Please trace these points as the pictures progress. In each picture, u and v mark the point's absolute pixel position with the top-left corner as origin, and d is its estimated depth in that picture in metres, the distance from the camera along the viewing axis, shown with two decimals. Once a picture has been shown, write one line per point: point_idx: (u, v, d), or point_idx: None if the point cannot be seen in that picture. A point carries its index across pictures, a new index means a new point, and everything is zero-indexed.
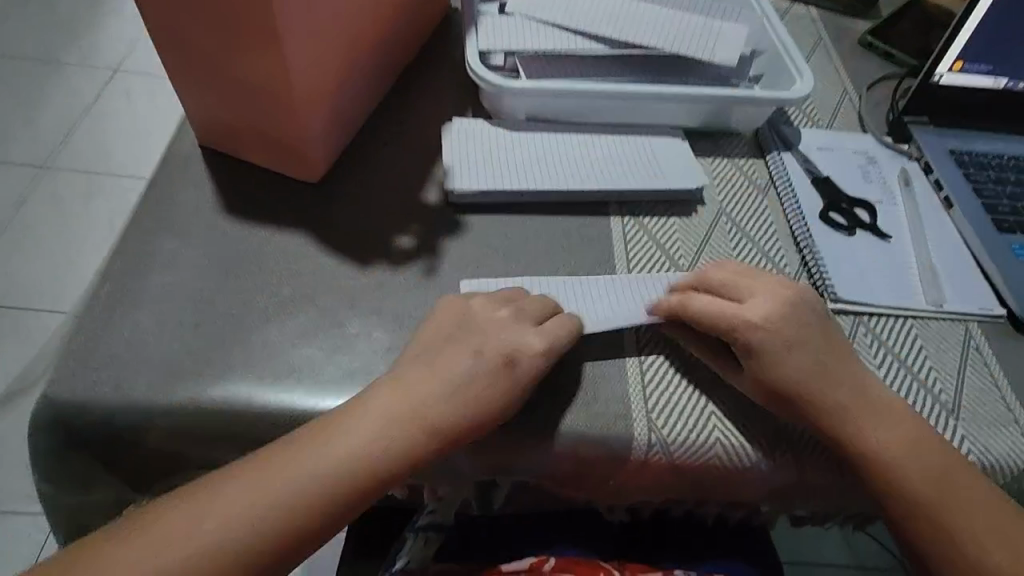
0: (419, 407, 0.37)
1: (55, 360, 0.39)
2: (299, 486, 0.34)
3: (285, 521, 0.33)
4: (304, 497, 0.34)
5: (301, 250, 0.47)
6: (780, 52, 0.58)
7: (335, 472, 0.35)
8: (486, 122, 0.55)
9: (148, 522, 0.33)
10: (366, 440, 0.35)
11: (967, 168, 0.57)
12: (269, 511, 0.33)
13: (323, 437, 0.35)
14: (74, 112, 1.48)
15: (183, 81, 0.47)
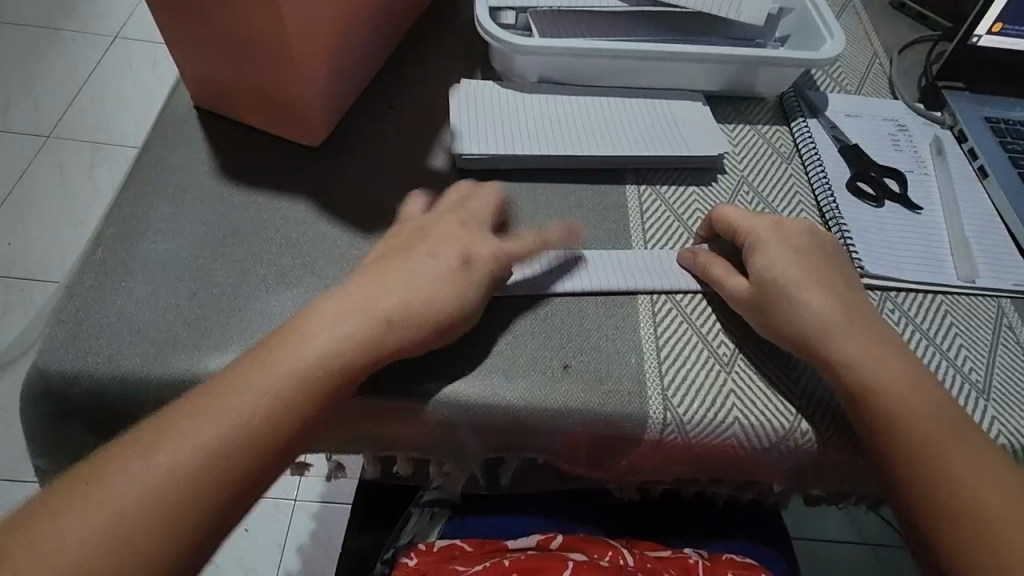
0: (391, 324, 0.36)
1: (47, 328, 0.38)
2: (262, 402, 0.33)
3: (249, 448, 0.32)
4: (266, 414, 0.33)
5: (302, 217, 0.44)
6: (810, 10, 0.55)
7: (292, 393, 0.33)
8: (495, 85, 0.53)
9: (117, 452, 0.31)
10: (334, 357, 0.34)
11: (1004, 137, 0.54)
12: (240, 434, 0.32)
13: (278, 358, 0.34)
14: (73, 80, 1.45)
15: (176, 35, 0.44)
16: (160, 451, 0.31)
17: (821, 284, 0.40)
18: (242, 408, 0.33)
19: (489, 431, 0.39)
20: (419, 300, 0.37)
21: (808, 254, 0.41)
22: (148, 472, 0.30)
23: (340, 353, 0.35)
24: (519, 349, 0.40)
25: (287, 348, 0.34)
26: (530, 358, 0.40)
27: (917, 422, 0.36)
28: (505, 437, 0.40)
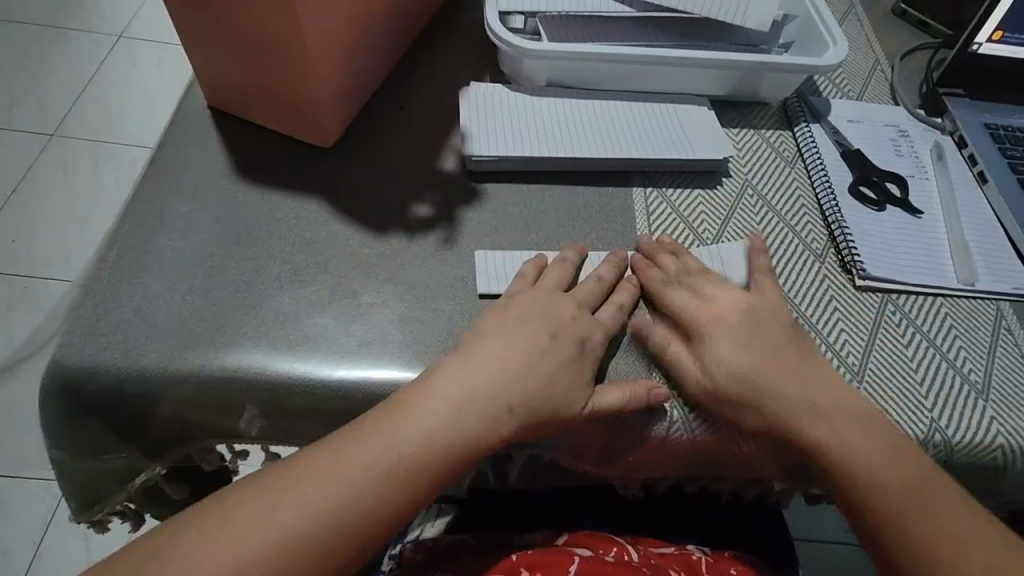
0: (489, 403, 0.36)
1: (66, 323, 0.39)
2: (361, 476, 0.33)
3: (356, 515, 0.33)
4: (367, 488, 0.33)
5: (315, 217, 0.45)
6: (813, 17, 0.56)
7: (432, 460, 0.35)
8: (504, 88, 0.53)
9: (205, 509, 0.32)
10: (434, 424, 0.35)
11: (1003, 143, 0.55)
12: (330, 501, 0.32)
13: (377, 430, 0.34)
14: (78, 79, 1.46)
15: (193, 37, 0.45)
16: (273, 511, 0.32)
17: (766, 367, 0.39)
18: (397, 464, 0.34)
19: None
20: (525, 371, 0.37)
21: (749, 331, 0.40)
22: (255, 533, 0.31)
23: (481, 422, 0.36)
24: None
25: (427, 413, 0.35)
26: None
27: (883, 493, 0.36)
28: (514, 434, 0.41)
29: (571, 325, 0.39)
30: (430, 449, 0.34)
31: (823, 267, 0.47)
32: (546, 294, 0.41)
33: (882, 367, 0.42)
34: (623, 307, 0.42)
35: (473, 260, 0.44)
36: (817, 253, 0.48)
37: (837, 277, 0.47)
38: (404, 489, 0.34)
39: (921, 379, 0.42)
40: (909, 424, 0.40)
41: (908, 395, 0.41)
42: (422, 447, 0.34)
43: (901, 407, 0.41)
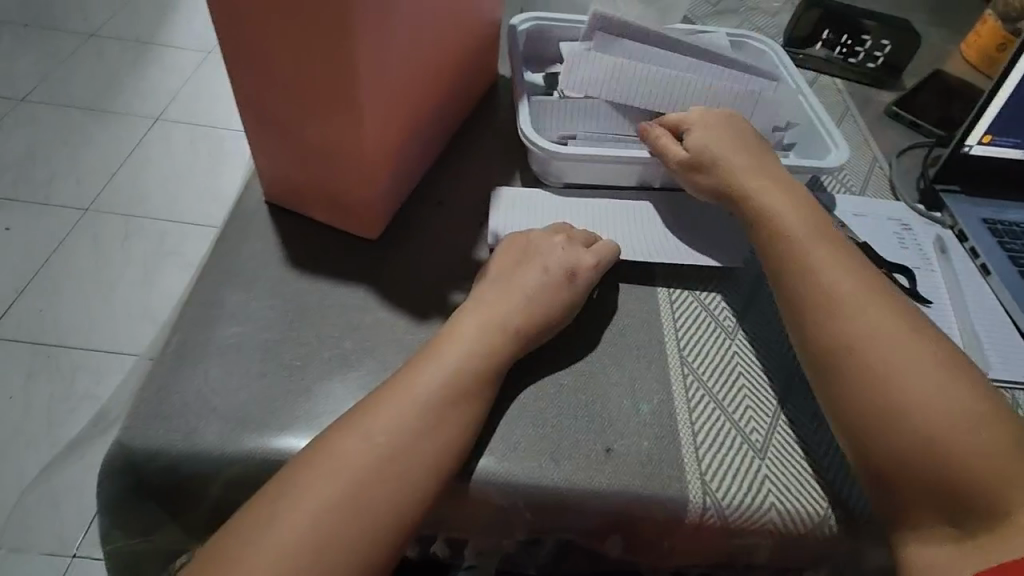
0: (424, 416, 0.39)
1: (130, 406, 0.41)
2: (341, 491, 0.36)
3: (343, 525, 0.35)
4: (349, 506, 0.36)
5: (362, 304, 0.48)
6: (814, 123, 0.62)
7: (396, 473, 0.37)
8: (533, 188, 0.58)
9: (245, 534, 0.35)
10: (386, 435, 0.38)
11: (1002, 238, 0.59)
12: (322, 515, 0.35)
13: (344, 449, 0.37)
14: (116, 158, 1.55)
15: (257, 145, 0.50)
16: (268, 529, 0.35)
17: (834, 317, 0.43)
18: (366, 479, 0.37)
19: (540, 513, 0.41)
20: (414, 400, 0.39)
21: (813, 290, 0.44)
22: (263, 546, 0.34)
23: (441, 436, 0.39)
24: (565, 432, 0.43)
25: (373, 431, 0.38)
26: (575, 441, 0.43)
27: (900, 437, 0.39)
28: (554, 520, 0.42)
29: (478, 362, 0.42)
30: (394, 464, 0.37)
31: None
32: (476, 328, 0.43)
33: None
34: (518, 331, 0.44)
35: None
36: None
37: None
38: (387, 501, 0.37)
39: None
40: None
41: None
42: (385, 457, 0.37)
43: None
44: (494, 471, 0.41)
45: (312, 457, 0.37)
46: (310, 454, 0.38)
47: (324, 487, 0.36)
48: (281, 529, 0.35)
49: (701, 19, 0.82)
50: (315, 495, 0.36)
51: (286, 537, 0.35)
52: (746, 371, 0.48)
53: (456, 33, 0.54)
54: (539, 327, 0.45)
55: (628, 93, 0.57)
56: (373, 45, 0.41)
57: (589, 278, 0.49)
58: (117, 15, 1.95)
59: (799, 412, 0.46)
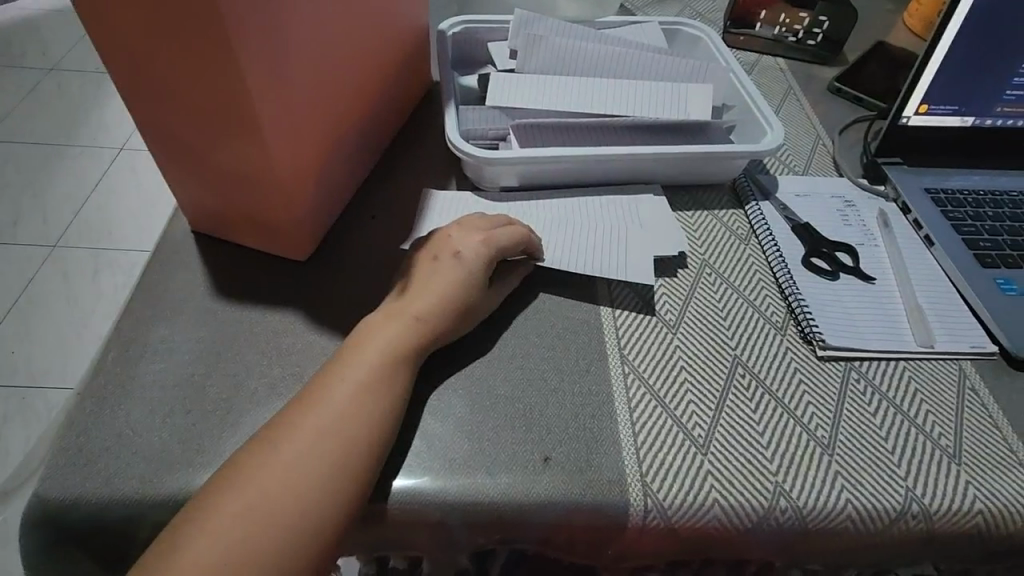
0: (345, 436, 0.37)
1: (48, 456, 0.40)
2: (258, 521, 0.34)
3: (262, 554, 0.34)
4: (268, 535, 0.34)
5: (292, 329, 0.47)
6: (750, 105, 0.61)
7: (315, 497, 0.35)
8: (469, 194, 0.57)
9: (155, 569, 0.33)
10: (302, 461, 0.36)
11: (945, 207, 0.58)
12: (238, 546, 0.33)
13: (255, 478, 0.35)
14: (80, 191, 1.53)
15: (171, 175, 0.48)
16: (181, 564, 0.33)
17: None
18: (285, 506, 0.35)
19: (481, 529, 0.40)
20: (334, 420, 0.38)
21: None
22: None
23: (362, 451, 0.37)
24: (501, 444, 0.42)
25: (289, 455, 0.36)
26: (512, 452, 0.41)
27: None
28: (495, 534, 0.41)
29: (402, 374, 0.41)
30: (314, 488, 0.36)
31: (785, 341, 0.49)
32: (403, 339, 0.42)
33: (851, 438, 0.43)
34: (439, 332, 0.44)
35: (445, 358, 0.46)
36: (778, 326, 0.50)
37: (800, 349, 0.48)
38: (308, 527, 0.35)
39: (891, 448, 0.43)
40: (884, 497, 0.41)
41: (881, 468, 0.42)
42: (303, 482, 0.36)
43: (874, 480, 0.41)
44: (429, 491, 0.40)
45: (227, 485, 0.35)
46: (221, 485, 0.35)
47: (239, 516, 0.34)
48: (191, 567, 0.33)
49: (640, 8, 0.81)
50: (233, 528, 0.34)
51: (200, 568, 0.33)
52: (688, 365, 0.47)
53: (370, 41, 0.53)
54: (449, 320, 0.45)
55: (559, 98, 0.57)
56: (261, 60, 0.39)
57: (481, 255, 0.47)
58: (74, 46, 1.93)
59: (742, 402, 0.45)
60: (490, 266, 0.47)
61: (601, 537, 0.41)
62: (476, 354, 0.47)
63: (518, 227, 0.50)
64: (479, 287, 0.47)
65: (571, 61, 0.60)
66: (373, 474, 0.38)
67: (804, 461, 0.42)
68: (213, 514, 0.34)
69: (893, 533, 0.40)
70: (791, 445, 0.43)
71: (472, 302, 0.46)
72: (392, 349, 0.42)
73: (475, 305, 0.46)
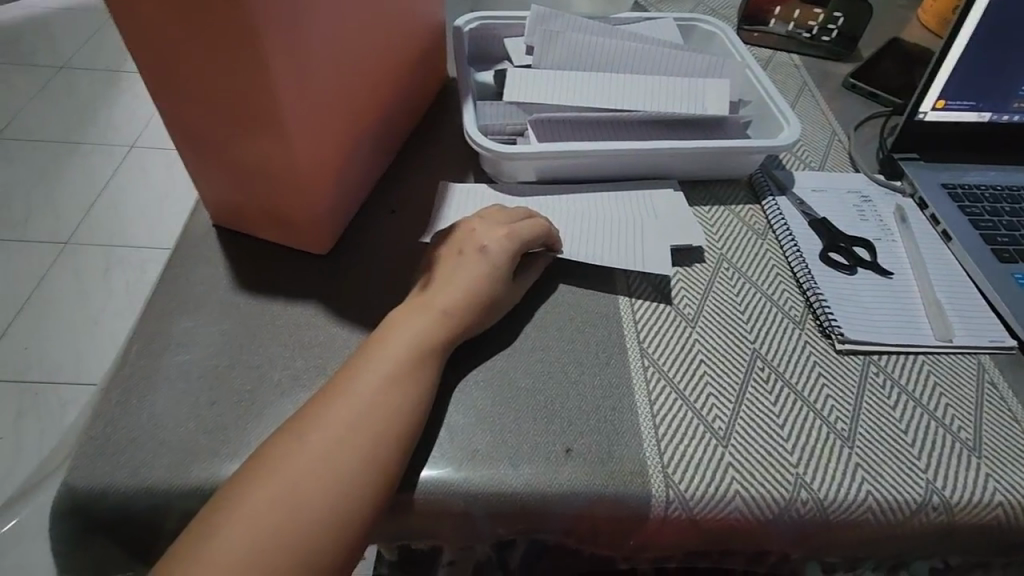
0: (371, 426, 0.38)
1: (77, 446, 0.40)
2: (288, 510, 0.35)
3: (292, 542, 0.34)
4: (298, 523, 0.34)
5: (313, 321, 0.48)
6: (766, 101, 0.62)
7: (343, 485, 0.36)
8: (487, 188, 0.58)
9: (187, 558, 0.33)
10: (329, 451, 0.37)
11: (963, 202, 0.58)
12: (269, 534, 0.34)
13: (283, 467, 0.36)
14: (92, 188, 1.55)
15: (195, 169, 0.49)
16: (213, 552, 0.33)
17: None
18: (314, 494, 0.35)
19: (504, 520, 0.41)
20: (360, 410, 0.38)
21: None
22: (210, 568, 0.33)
23: (388, 442, 0.38)
24: (523, 436, 0.42)
25: (317, 445, 0.37)
26: (534, 444, 0.42)
27: None
28: (518, 525, 0.41)
29: (427, 366, 0.42)
30: (341, 477, 0.36)
31: (804, 335, 0.49)
32: (426, 331, 0.43)
33: (871, 431, 0.43)
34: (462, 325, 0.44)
35: (466, 350, 0.47)
36: (796, 320, 0.50)
37: (818, 343, 0.48)
38: (336, 515, 0.35)
39: (911, 440, 0.43)
40: (905, 490, 0.41)
41: (901, 460, 0.42)
42: (330, 471, 0.36)
43: (895, 472, 0.41)
44: (452, 481, 0.40)
45: (257, 474, 0.36)
46: (250, 473, 0.36)
47: (270, 505, 0.35)
48: (227, 554, 0.33)
49: (653, 4, 0.81)
50: (263, 515, 0.34)
51: (233, 557, 0.33)
52: (707, 358, 0.47)
53: (389, 36, 0.53)
54: (473, 313, 0.45)
55: (576, 94, 0.57)
56: (286, 54, 0.40)
57: (505, 248, 0.47)
58: (85, 44, 1.94)
59: (762, 394, 0.45)
60: (513, 260, 0.48)
61: (622, 528, 0.41)
62: (497, 347, 0.47)
63: (540, 221, 0.50)
64: (503, 281, 0.47)
65: (587, 57, 0.60)
66: (399, 466, 0.38)
67: (824, 453, 0.42)
68: (244, 503, 0.35)
69: (914, 526, 0.41)
70: (812, 438, 0.43)
71: (495, 296, 0.46)
72: (416, 341, 0.42)
73: (498, 298, 0.47)
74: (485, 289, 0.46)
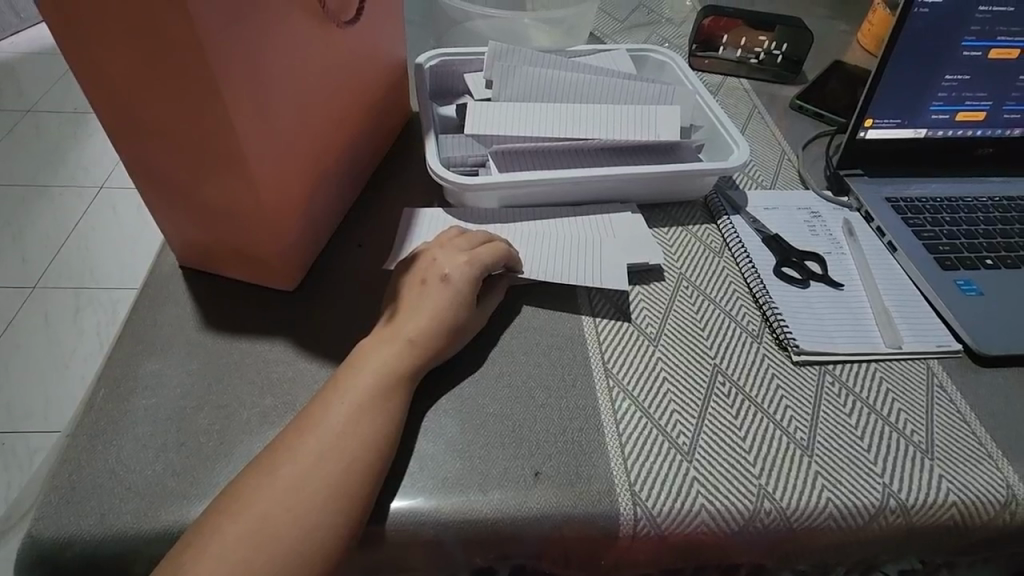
0: (341, 457, 0.38)
1: (41, 495, 0.40)
2: (256, 547, 0.35)
3: None
4: (267, 556, 0.35)
5: (282, 358, 0.48)
6: (717, 125, 0.65)
7: (313, 518, 0.36)
8: (450, 214, 0.59)
9: None
10: (297, 484, 0.37)
11: (906, 214, 0.61)
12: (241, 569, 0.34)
13: (253, 503, 0.36)
14: (61, 230, 1.53)
15: (160, 214, 0.49)
16: None
17: None
18: (284, 529, 0.35)
19: (477, 546, 0.41)
20: (328, 442, 0.39)
21: None
22: None
23: (358, 473, 0.38)
24: (493, 461, 0.43)
25: (285, 478, 0.37)
26: (504, 469, 0.42)
27: None
28: (490, 551, 0.42)
29: (395, 398, 0.42)
30: (312, 511, 0.36)
31: (761, 348, 0.51)
32: (393, 362, 0.43)
33: (829, 439, 0.45)
34: (426, 355, 0.45)
35: (435, 380, 0.47)
36: (753, 334, 0.52)
37: (776, 355, 0.50)
38: (307, 546, 0.35)
39: (867, 445, 0.45)
40: (863, 494, 0.42)
41: (858, 466, 0.43)
42: (300, 506, 0.36)
43: (852, 478, 0.43)
44: (424, 510, 0.40)
45: (226, 513, 0.36)
46: (218, 512, 0.36)
47: (239, 540, 0.35)
48: None
49: (609, 36, 0.85)
50: (234, 552, 0.34)
51: None
52: (670, 375, 0.48)
53: (349, 76, 0.55)
54: (438, 341, 0.46)
55: (533, 126, 0.59)
56: (245, 97, 0.41)
57: (467, 274, 0.48)
58: (53, 87, 1.93)
59: (724, 408, 0.46)
60: (475, 285, 0.49)
61: (595, 547, 0.42)
62: (464, 374, 0.48)
63: (500, 246, 0.52)
64: (465, 307, 0.48)
65: (543, 89, 0.63)
66: (370, 495, 0.38)
67: (785, 463, 0.43)
68: (215, 538, 0.35)
69: (874, 530, 0.42)
70: (773, 448, 0.44)
71: (460, 323, 0.47)
72: (383, 373, 0.42)
73: (464, 325, 0.48)
74: (446, 317, 0.47)
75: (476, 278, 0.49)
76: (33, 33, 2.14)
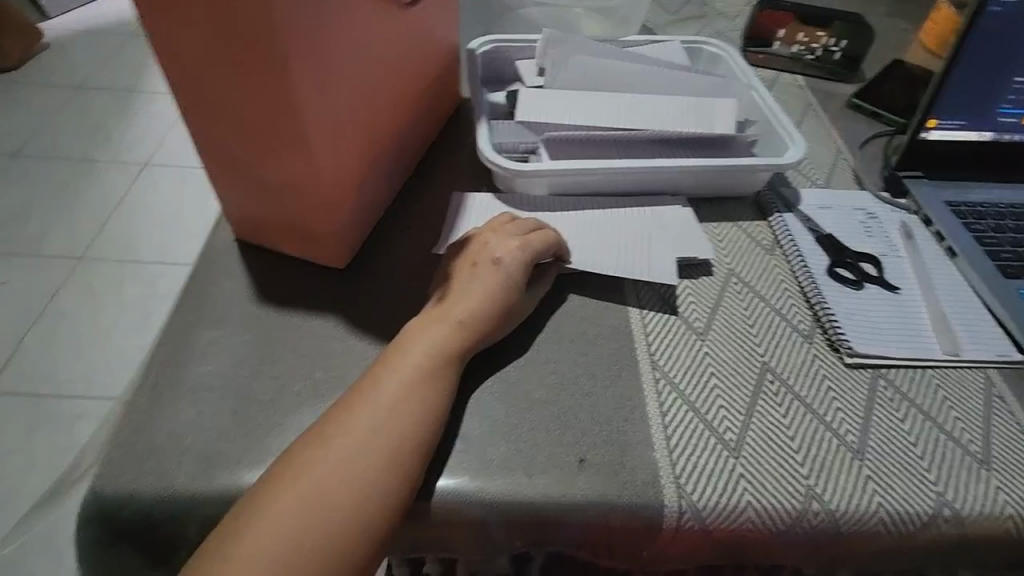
0: (392, 432, 0.39)
1: (104, 453, 0.41)
2: (309, 513, 0.36)
3: (317, 542, 0.35)
4: (320, 523, 0.36)
5: (331, 334, 0.49)
6: (772, 121, 0.64)
7: (363, 490, 0.37)
8: (499, 201, 0.59)
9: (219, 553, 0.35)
10: (349, 456, 0.37)
11: (967, 219, 0.59)
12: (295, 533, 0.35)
13: (307, 471, 0.37)
14: (108, 205, 1.57)
15: (220, 187, 0.50)
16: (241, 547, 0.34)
17: None
18: (335, 497, 0.36)
19: (520, 529, 0.41)
20: (379, 417, 0.39)
21: None
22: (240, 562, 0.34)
23: (407, 449, 0.39)
24: (538, 446, 0.43)
25: (337, 449, 0.38)
26: (549, 454, 0.42)
27: None
28: (533, 534, 0.42)
29: (444, 378, 0.43)
30: (363, 481, 0.37)
31: (812, 348, 0.50)
32: (442, 342, 0.44)
33: (882, 443, 0.44)
34: (475, 337, 0.45)
35: (482, 363, 0.48)
36: (805, 334, 0.51)
37: (827, 356, 0.49)
38: (358, 516, 0.36)
39: (921, 452, 0.44)
40: (915, 501, 0.41)
41: (911, 473, 0.42)
42: (351, 476, 0.37)
43: (905, 484, 0.42)
44: (468, 490, 0.41)
45: (281, 479, 0.37)
46: (272, 478, 0.37)
47: (293, 507, 0.36)
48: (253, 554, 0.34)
49: (661, 28, 0.84)
50: (288, 516, 0.35)
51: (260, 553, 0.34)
52: (718, 371, 0.48)
53: (406, 59, 0.55)
54: (487, 325, 0.46)
55: (584, 114, 0.59)
56: (312, 75, 0.42)
57: (517, 259, 0.48)
58: (103, 66, 1.99)
59: (772, 407, 0.46)
60: (525, 271, 0.49)
61: (638, 536, 0.41)
62: (510, 359, 0.48)
63: (549, 233, 0.52)
64: (515, 293, 0.48)
65: (595, 78, 0.62)
66: (419, 471, 0.39)
67: (835, 465, 0.43)
68: (269, 503, 0.36)
69: (926, 538, 0.41)
70: (823, 450, 0.43)
71: (509, 306, 0.47)
72: (432, 353, 0.43)
73: (513, 309, 0.48)
74: (496, 301, 0.47)
75: (526, 264, 0.49)
76: (86, 11, 2.20)
